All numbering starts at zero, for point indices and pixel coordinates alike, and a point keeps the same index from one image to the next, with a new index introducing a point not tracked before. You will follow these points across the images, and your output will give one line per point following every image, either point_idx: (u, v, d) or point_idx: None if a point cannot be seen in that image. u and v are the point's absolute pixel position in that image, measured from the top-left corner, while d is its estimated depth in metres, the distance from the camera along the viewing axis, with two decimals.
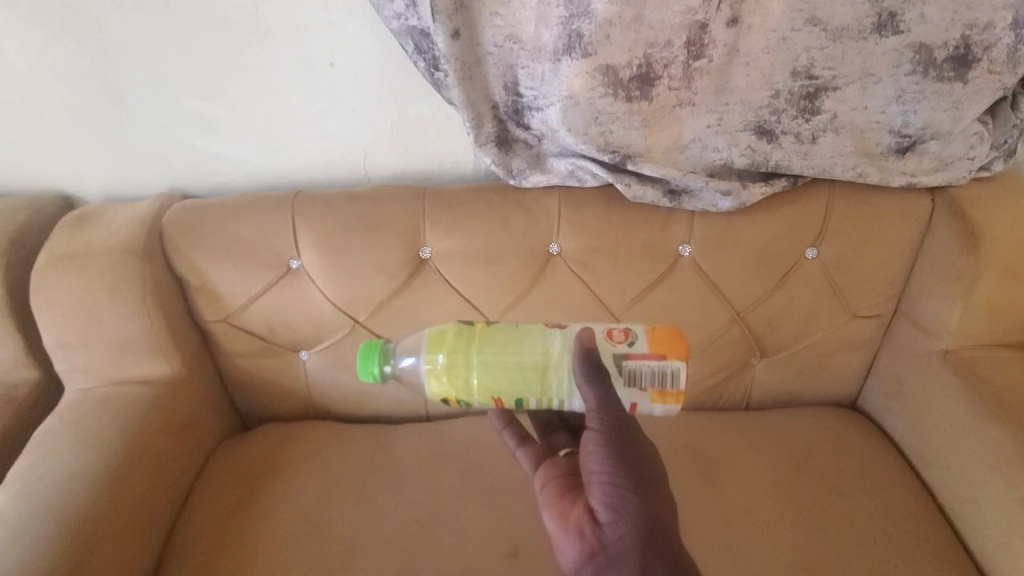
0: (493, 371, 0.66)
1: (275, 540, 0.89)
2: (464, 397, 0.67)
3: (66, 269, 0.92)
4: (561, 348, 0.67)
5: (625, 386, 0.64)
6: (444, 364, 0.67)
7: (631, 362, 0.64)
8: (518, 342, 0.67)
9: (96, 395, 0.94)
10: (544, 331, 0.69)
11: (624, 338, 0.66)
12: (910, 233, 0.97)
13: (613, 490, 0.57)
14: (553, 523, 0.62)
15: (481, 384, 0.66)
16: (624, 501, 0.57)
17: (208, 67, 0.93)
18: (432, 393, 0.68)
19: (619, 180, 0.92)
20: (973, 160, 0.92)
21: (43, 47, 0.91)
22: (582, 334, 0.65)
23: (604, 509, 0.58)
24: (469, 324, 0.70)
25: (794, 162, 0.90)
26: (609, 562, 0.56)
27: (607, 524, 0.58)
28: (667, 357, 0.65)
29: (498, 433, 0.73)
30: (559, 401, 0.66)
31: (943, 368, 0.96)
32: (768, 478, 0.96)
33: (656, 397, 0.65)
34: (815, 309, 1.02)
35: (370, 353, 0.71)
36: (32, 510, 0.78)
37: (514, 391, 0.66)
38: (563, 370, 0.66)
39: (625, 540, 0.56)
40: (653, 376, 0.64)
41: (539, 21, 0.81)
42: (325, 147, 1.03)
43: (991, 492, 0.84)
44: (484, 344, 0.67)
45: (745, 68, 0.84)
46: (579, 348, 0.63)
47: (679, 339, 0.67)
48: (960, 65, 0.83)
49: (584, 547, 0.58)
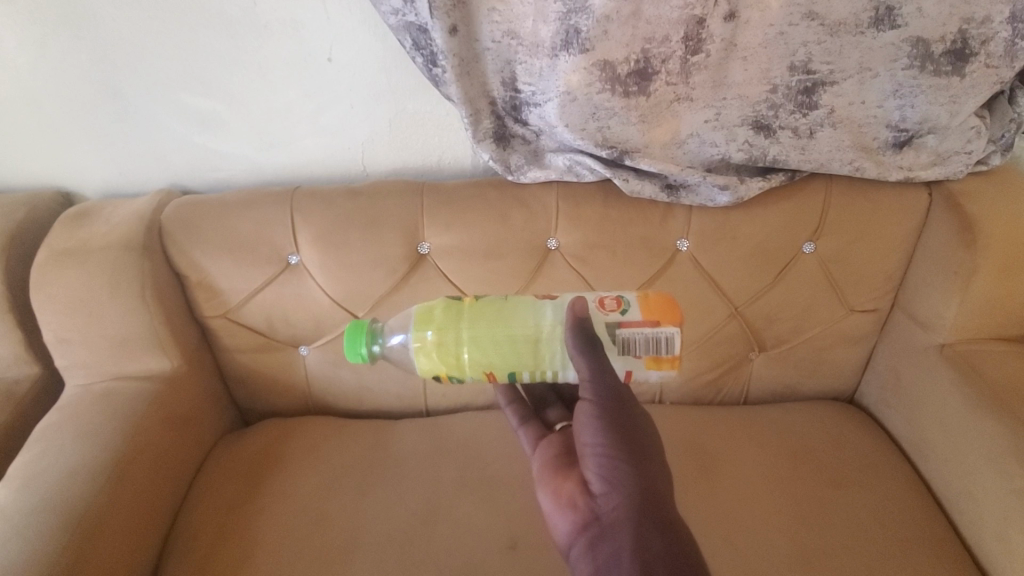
0: (483, 346, 0.68)
1: (276, 533, 0.90)
2: (456, 372, 0.68)
3: (65, 265, 0.92)
4: (552, 321, 0.69)
5: (619, 354, 0.67)
6: (434, 340, 0.68)
7: (624, 331, 0.66)
8: (508, 317, 0.69)
9: (96, 390, 0.94)
10: (534, 305, 0.71)
11: (616, 307, 0.68)
12: (908, 227, 0.98)
13: (607, 459, 0.58)
14: (548, 499, 0.62)
15: (472, 359, 0.67)
16: (619, 470, 0.57)
17: (206, 63, 0.93)
18: (423, 370, 0.69)
19: (617, 175, 0.92)
20: (970, 155, 0.92)
21: (41, 44, 0.91)
22: (575, 304, 0.67)
23: (599, 479, 0.58)
24: (458, 300, 0.72)
25: (792, 157, 0.91)
26: (602, 532, 0.55)
27: (601, 495, 0.57)
28: (660, 324, 0.67)
29: (502, 410, 0.74)
30: (552, 373, 0.68)
31: (940, 361, 0.96)
32: (766, 470, 0.97)
33: (650, 363, 0.68)
34: (813, 303, 1.03)
35: (358, 333, 0.71)
36: (33, 504, 0.79)
37: (507, 365, 0.67)
38: (556, 343, 0.68)
39: (618, 510, 0.55)
40: (647, 343, 0.66)
41: (536, 16, 0.80)
42: (325, 143, 1.03)
43: (987, 484, 0.84)
44: (474, 319, 0.69)
45: (743, 63, 0.84)
46: (571, 317, 0.65)
47: (672, 306, 0.69)
48: (958, 59, 0.83)
49: (577, 519, 0.58)
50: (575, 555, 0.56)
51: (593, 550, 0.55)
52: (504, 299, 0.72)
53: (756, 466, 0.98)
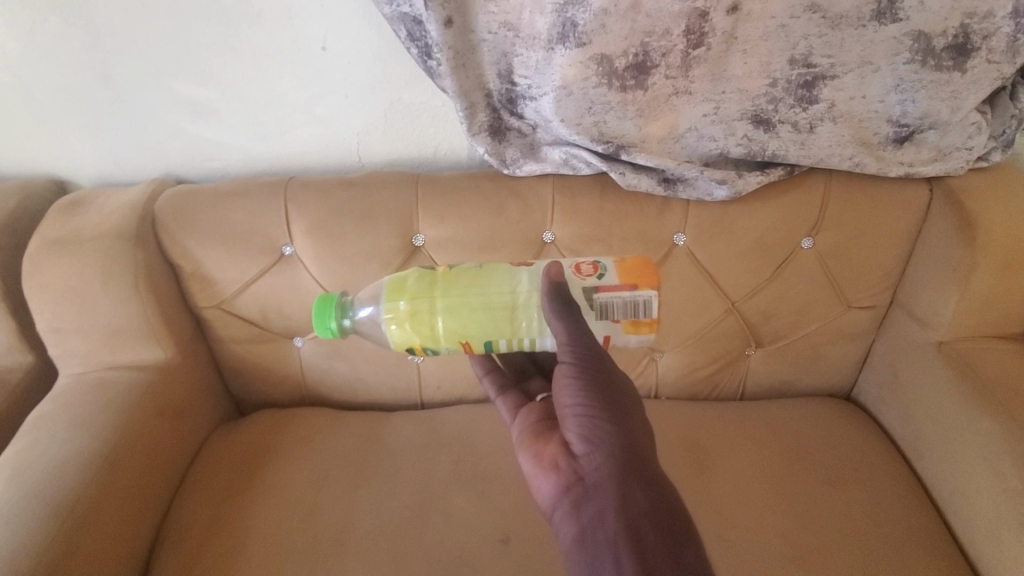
0: (459, 315, 0.67)
1: (268, 525, 0.90)
2: (430, 343, 0.68)
3: (57, 253, 0.92)
4: (528, 286, 0.69)
5: (598, 319, 0.67)
6: (407, 310, 0.68)
7: (602, 295, 0.66)
8: (483, 284, 0.69)
9: (90, 379, 0.94)
10: (510, 271, 0.71)
11: (592, 271, 0.67)
12: (907, 222, 0.97)
13: (588, 421, 0.58)
14: (529, 463, 0.63)
15: (447, 329, 0.67)
16: (600, 430, 0.57)
17: (199, 51, 0.92)
18: (396, 341, 0.68)
19: (613, 168, 0.91)
20: (971, 150, 0.91)
21: (32, 31, 0.90)
22: (550, 270, 0.66)
23: (580, 441, 0.58)
24: (431, 270, 0.72)
25: (791, 152, 0.89)
26: (586, 492, 0.56)
27: (583, 456, 0.58)
28: (638, 288, 0.67)
29: (480, 379, 0.78)
30: (530, 341, 0.68)
31: (938, 359, 0.95)
32: (758, 464, 0.97)
33: (629, 328, 0.68)
34: (810, 299, 1.02)
35: (326, 307, 0.71)
36: (24, 493, 0.79)
37: (483, 333, 0.67)
38: (532, 310, 0.68)
39: (601, 469, 0.56)
40: (625, 307, 0.67)
41: (533, 7, 0.79)
42: (319, 133, 1.02)
43: (982, 483, 0.84)
44: (448, 288, 0.69)
45: (743, 55, 0.83)
46: (547, 282, 0.64)
47: (648, 268, 0.69)
48: (959, 54, 0.82)
49: (560, 480, 0.59)
50: (560, 517, 0.57)
51: (577, 510, 0.56)
52: (478, 266, 0.72)
53: (752, 462, 0.97)
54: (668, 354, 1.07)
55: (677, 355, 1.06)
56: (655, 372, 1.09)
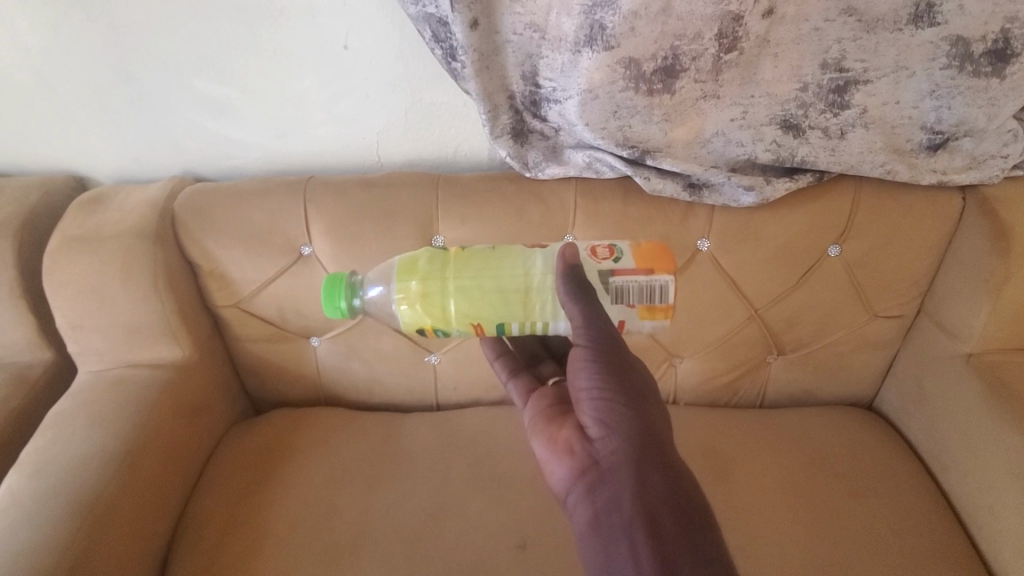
0: (471, 297, 0.66)
1: (284, 525, 0.89)
2: (442, 325, 0.66)
3: (77, 250, 0.92)
4: (542, 269, 0.67)
5: (613, 303, 0.65)
6: (418, 291, 0.67)
7: (618, 279, 0.65)
8: (496, 266, 0.67)
9: (109, 377, 0.94)
10: (524, 253, 0.69)
11: (609, 255, 0.66)
12: (938, 231, 0.94)
13: (603, 404, 0.57)
14: (543, 447, 0.62)
15: (459, 311, 0.65)
16: (616, 414, 0.56)
17: (221, 50, 0.91)
18: (406, 322, 0.67)
19: (638, 173, 0.90)
20: (1007, 158, 0.88)
21: (54, 27, 0.89)
22: (565, 251, 0.64)
23: (596, 424, 0.57)
24: (442, 252, 0.71)
25: (821, 158, 0.87)
26: (601, 476, 0.55)
27: (598, 440, 0.57)
28: (654, 272, 0.66)
29: (489, 362, 0.76)
30: (543, 325, 0.66)
31: (966, 372, 0.93)
32: (776, 469, 0.96)
33: (644, 313, 0.66)
34: (835, 307, 1.00)
35: (336, 286, 0.69)
36: (44, 490, 0.79)
37: (495, 316, 0.65)
38: (546, 293, 0.66)
39: (616, 454, 0.55)
40: (641, 292, 0.65)
41: (561, 8, 0.77)
42: (338, 134, 1.01)
43: (1011, 500, 0.82)
44: (460, 269, 0.67)
45: (774, 59, 0.81)
46: (562, 264, 0.63)
47: (664, 254, 0.68)
48: (998, 60, 0.79)
49: (574, 465, 0.58)
50: (574, 501, 0.57)
51: (592, 495, 0.55)
52: (491, 248, 0.70)
53: (770, 467, 0.96)
54: (688, 360, 1.05)
55: (697, 361, 1.05)
56: (673, 378, 1.07)
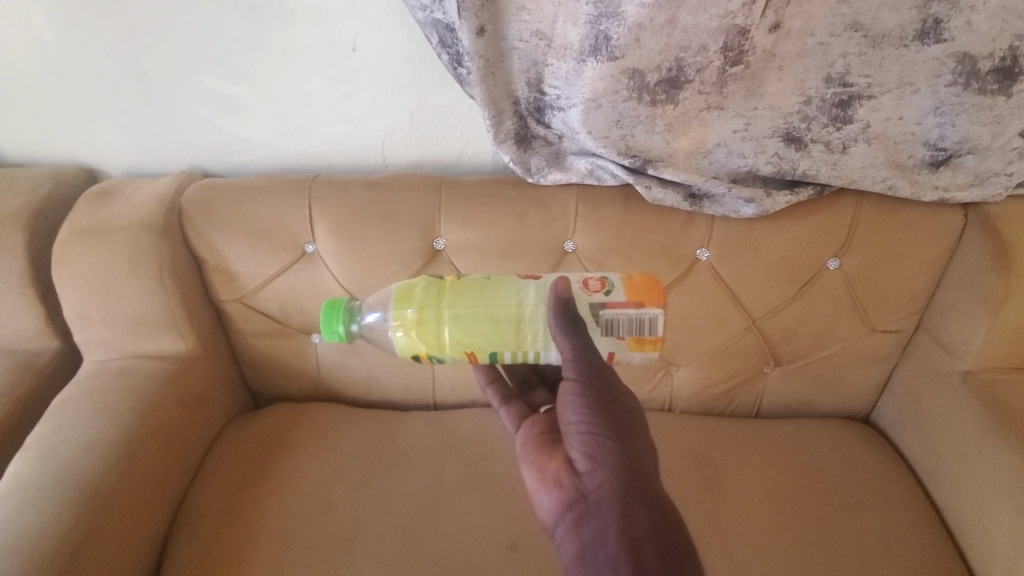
0: (465, 325, 0.66)
1: (281, 518, 0.91)
2: (436, 352, 0.67)
3: (86, 242, 0.93)
4: (535, 300, 0.68)
5: (603, 335, 0.66)
6: (415, 318, 0.67)
7: (608, 312, 0.65)
8: (490, 297, 0.68)
9: (113, 366, 0.96)
10: (517, 283, 0.70)
11: (600, 288, 0.67)
12: (939, 247, 0.94)
13: (591, 438, 0.58)
14: (532, 477, 0.63)
15: (454, 339, 0.66)
16: (603, 448, 0.57)
17: (231, 49, 0.93)
18: (402, 348, 0.67)
19: (639, 182, 0.91)
20: (1011, 177, 0.88)
21: (69, 21, 0.91)
22: (556, 285, 0.66)
23: (583, 457, 0.58)
24: (438, 280, 0.72)
25: (823, 172, 0.88)
26: (588, 509, 0.56)
27: (586, 473, 0.58)
28: (644, 305, 0.66)
29: (482, 389, 0.79)
30: (534, 354, 0.67)
31: (963, 388, 0.93)
32: (770, 483, 0.96)
33: (633, 344, 0.67)
34: (833, 320, 1.00)
35: (334, 311, 0.71)
36: (47, 475, 0.80)
37: (488, 345, 0.66)
38: (539, 324, 0.67)
39: (603, 487, 0.55)
40: (630, 325, 0.66)
41: (567, 17, 0.78)
42: (345, 134, 1.02)
43: (1002, 518, 0.82)
44: (455, 298, 0.68)
45: (778, 73, 0.81)
46: (554, 297, 0.65)
47: (655, 286, 0.68)
48: (1005, 77, 0.79)
49: (562, 497, 0.58)
50: (561, 533, 0.57)
51: (579, 528, 0.55)
52: (486, 278, 0.71)
53: (764, 480, 0.96)
54: (684, 368, 1.05)
55: (693, 370, 1.05)
56: (670, 384, 1.08)
